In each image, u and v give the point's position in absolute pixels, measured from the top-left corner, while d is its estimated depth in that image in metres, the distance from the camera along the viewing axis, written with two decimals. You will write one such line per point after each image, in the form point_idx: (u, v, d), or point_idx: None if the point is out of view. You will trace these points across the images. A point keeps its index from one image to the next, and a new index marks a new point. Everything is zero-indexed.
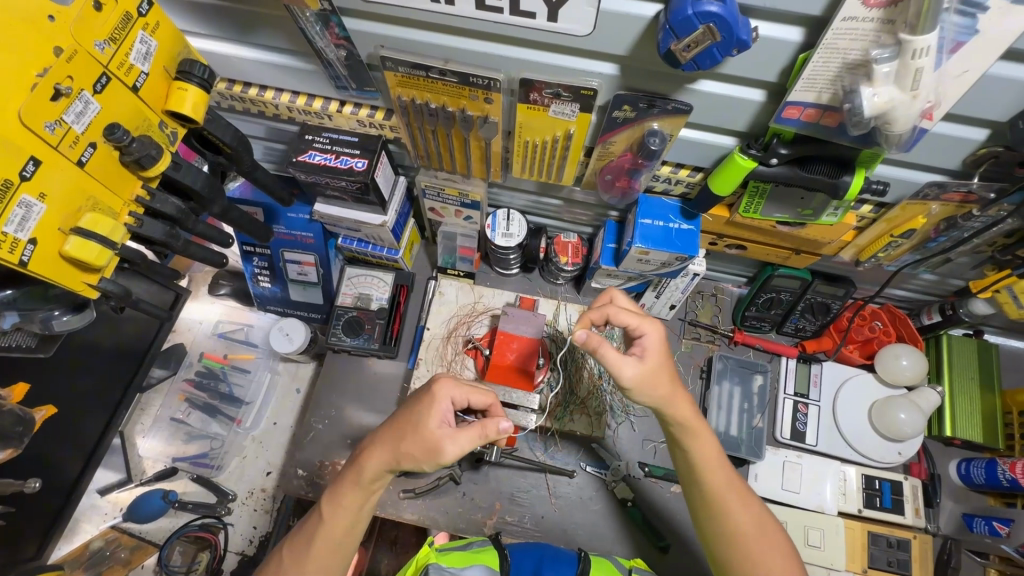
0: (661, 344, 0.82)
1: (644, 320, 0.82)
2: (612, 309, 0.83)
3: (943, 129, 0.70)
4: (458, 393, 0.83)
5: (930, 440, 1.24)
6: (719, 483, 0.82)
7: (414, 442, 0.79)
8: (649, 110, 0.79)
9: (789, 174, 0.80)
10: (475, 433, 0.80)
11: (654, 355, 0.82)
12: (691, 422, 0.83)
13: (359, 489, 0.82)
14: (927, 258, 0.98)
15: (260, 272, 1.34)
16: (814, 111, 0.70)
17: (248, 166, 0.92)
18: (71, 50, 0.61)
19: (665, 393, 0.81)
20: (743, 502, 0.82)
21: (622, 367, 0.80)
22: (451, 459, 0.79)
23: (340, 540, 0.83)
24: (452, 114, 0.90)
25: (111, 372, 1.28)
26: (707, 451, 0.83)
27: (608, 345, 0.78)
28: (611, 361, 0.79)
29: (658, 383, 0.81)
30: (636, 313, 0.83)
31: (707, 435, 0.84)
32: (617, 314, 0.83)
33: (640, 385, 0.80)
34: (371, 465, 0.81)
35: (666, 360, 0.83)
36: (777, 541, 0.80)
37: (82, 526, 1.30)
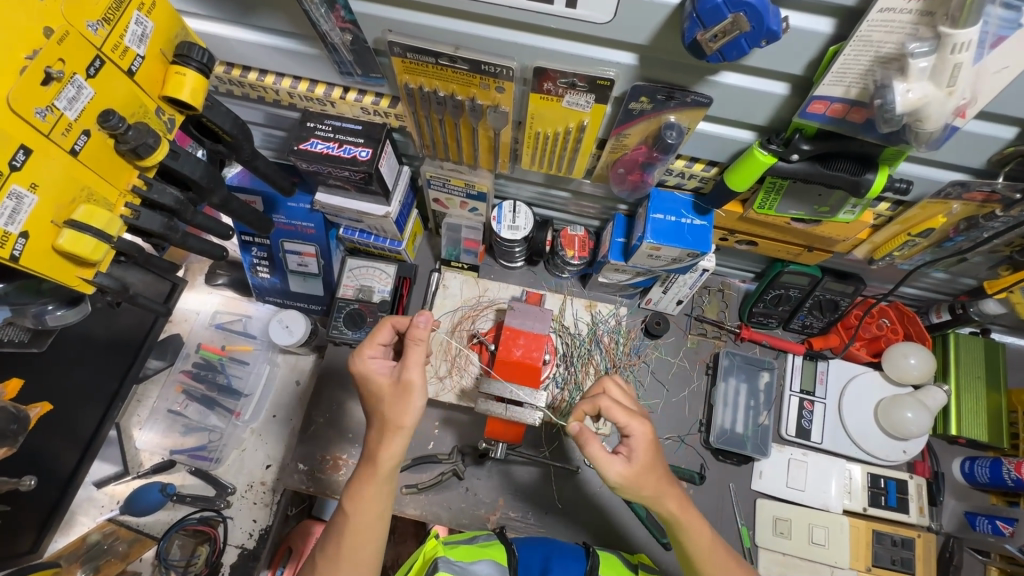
0: (647, 443, 0.81)
1: (632, 419, 0.81)
2: (604, 400, 0.82)
3: (973, 127, 0.68)
4: (365, 346, 0.88)
5: (934, 438, 1.24)
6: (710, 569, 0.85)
7: (395, 405, 0.83)
8: (667, 102, 0.77)
9: (810, 171, 0.77)
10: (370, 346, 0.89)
11: (643, 454, 0.81)
12: (684, 517, 0.85)
13: (380, 477, 0.84)
14: (942, 257, 0.97)
15: (258, 263, 1.31)
16: (841, 106, 0.67)
17: (248, 155, 0.89)
18: (61, 31, 0.58)
19: (655, 490, 0.82)
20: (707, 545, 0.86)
21: (611, 466, 0.80)
22: (418, 377, 0.84)
23: (373, 523, 0.84)
24: (460, 103, 0.87)
25: (107, 365, 1.26)
26: (702, 541, 0.86)
27: (594, 437, 0.80)
28: (600, 458, 0.80)
29: (645, 484, 0.81)
30: (626, 412, 0.81)
31: (699, 525, 0.86)
32: (610, 408, 0.81)
33: (631, 483, 0.81)
34: (388, 456, 0.83)
35: (655, 457, 0.82)
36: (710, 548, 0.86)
37: (79, 519, 1.29)
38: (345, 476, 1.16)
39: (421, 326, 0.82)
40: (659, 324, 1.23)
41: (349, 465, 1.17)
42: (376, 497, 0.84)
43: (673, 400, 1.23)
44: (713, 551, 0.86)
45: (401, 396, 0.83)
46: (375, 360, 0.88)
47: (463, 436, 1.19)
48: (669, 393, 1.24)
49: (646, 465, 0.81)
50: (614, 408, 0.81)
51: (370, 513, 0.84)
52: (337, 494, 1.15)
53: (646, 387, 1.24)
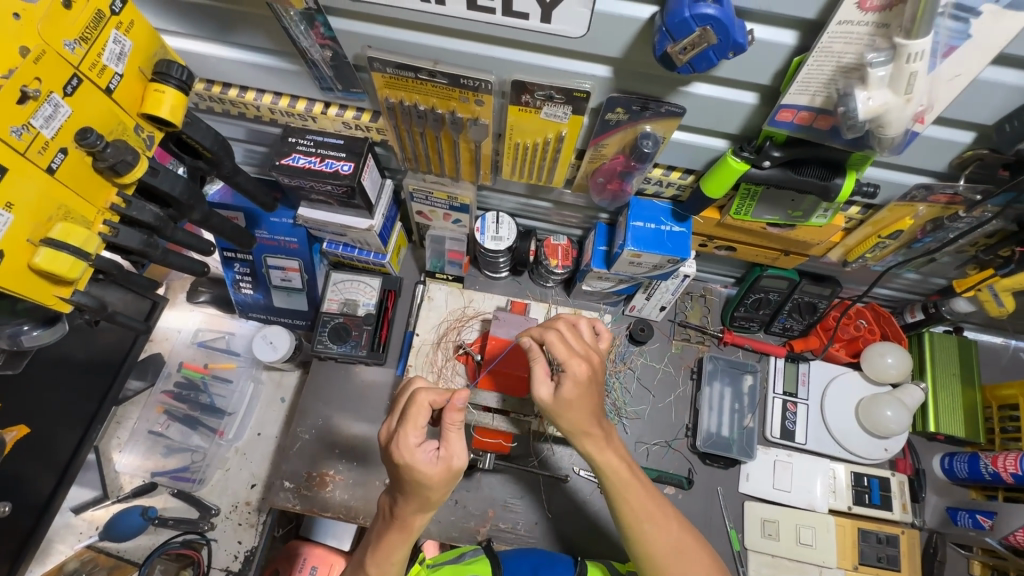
0: (585, 379, 0.81)
1: (571, 356, 0.82)
2: (553, 334, 0.85)
3: (933, 132, 0.71)
4: (409, 434, 0.75)
5: (914, 436, 1.27)
6: (628, 501, 0.85)
7: (439, 489, 0.76)
8: (643, 113, 0.79)
9: (782, 176, 0.80)
10: (411, 430, 0.76)
11: (574, 391, 0.81)
12: (602, 452, 0.85)
13: (406, 535, 0.80)
14: (913, 258, 1.00)
15: (241, 279, 1.30)
16: (808, 114, 0.70)
17: (229, 170, 0.89)
18: (37, 50, 0.57)
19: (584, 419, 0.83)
20: (625, 482, 0.85)
21: (543, 385, 0.84)
22: (435, 460, 0.75)
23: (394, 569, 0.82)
24: (441, 116, 0.88)
25: (86, 387, 1.24)
26: (619, 478, 0.85)
27: (540, 360, 0.85)
28: (537, 375, 0.85)
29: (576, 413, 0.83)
30: (567, 349, 0.83)
31: (614, 460, 0.86)
32: (556, 341, 0.84)
33: (565, 403, 0.82)
34: (420, 520, 0.80)
35: (587, 393, 0.82)
36: (657, 512, 0.85)
37: (55, 548, 1.25)
38: (332, 492, 1.15)
39: (457, 408, 0.76)
40: (644, 331, 1.25)
41: (336, 481, 1.16)
42: (403, 554, 0.82)
43: (660, 406, 1.24)
44: (631, 486, 0.85)
45: (441, 481, 0.75)
46: (416, 445, 0.75)
47: None
48: (655, 399, 1.25)
49: (577, 398, 0.82)
50: (558, 343, 0.84)
51: (388, 563, 0.81)
52: (324, 511, 1.13)
53: (633, 393, 1.25)
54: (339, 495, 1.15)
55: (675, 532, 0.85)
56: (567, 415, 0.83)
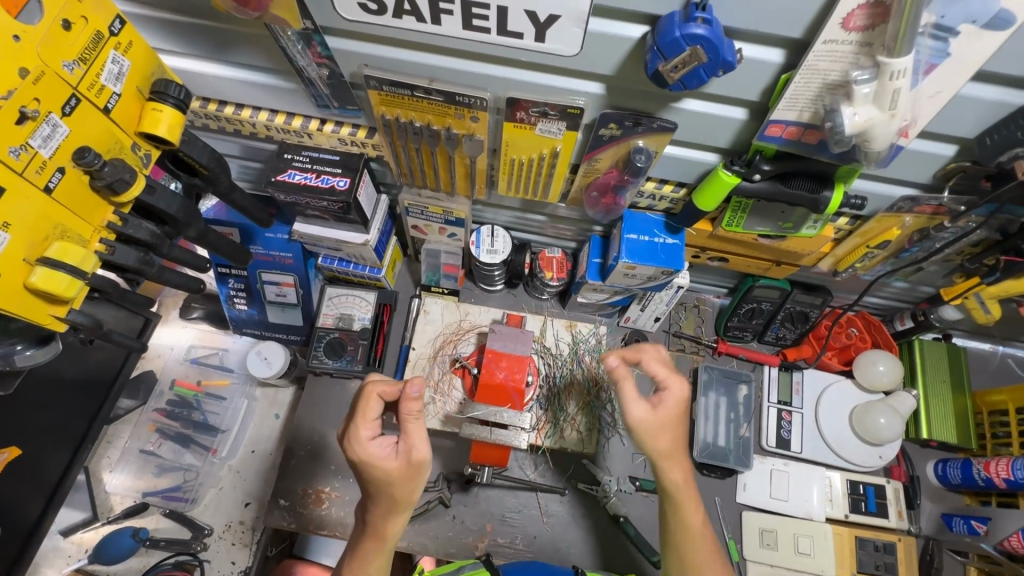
0: (680, 402, 0.87)
1: (670, 376, 0.87)
2: (649, 353, 0.90)
3: (917, 145, 0.73)
4: (360, 430, 0.77)
5: (907, 442, 1.28)
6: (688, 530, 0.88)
7: (403, 487, 0.78)
8: (635, 128, 0.81)
9: (772, 189, 0.81)
10: (365, 426, 0.77)
11: (672, 408, 0.87)
12: (684, 487, 0.88)
13: (383, 547, 0.81)
14: (901, 267, 1.02)
15: (235, 295, 1.29)
16: (796, 129, 0.71)
17: (225, 187, 0.89)
18: (37, 71, 0.58)
19: (670, 444, 0.86)
20: (688, 502, 0.88)
21: (674, 388, 0.87)
22: (392, 453, 0.77)
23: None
24: (436, 133, 0.90)
25: (77, 406, 1.22)
26: (691, 523, 0.88)
27: (628, 376, 0.85)
28: (653, 371, 0.88)
29: (660, 435, 0.86)
30: (664, 368, 0.88)
31: (692, 506, 0.89)
32: (650, 359, 0.89)
33: (650, 427, 0.86)
34: (393, 526, 0.81)
35: (680, 415, 0.88)
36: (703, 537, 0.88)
37: (42, 572, 1.22)
38: (328, 509, 1.14)
39: (412, 397, 0.74)
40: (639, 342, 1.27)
41: (332, 498, 1.15)
42: (382, 562, 0.82)
43: None
44: (704, 534, 0.88)
45: (408, 476, 0.77)
46: (373, 441, 0.77)
47: (449, 462, 1.18)
48: None
49: (670, 418, 0.87)
50: (652, 361, 0.88)
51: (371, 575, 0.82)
52: (320, 529, 1.12)
53: None
54: (336, 512, 1.13)
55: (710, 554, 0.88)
56: (659, 439, 0.86)
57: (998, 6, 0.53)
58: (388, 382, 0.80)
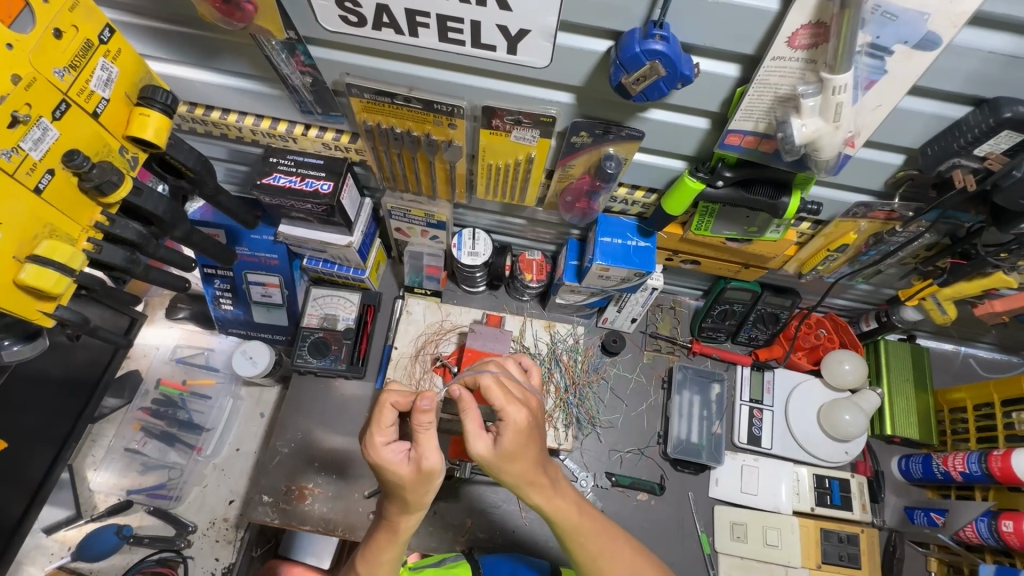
0: (521, 431, 0.73)
1: (509, 403, 0.74)
2: (488, 379, 0.75)
3: (867, 155, 0.78)
4: (376, 436, 0.76)
5: (873, 439, 1.33)
6: (585, 542, 0.83)
7: (414, 490, 0.76)
8: (605, 136, 0.85)
9: (734, 196, 0.86)
10: (379, 434, 0.76)
11: (512, 440, 0.73)
12: (552, 497, 0.80)
13: (396, 542, 0.82)
14: (862, 270, 1.07)
15: (221, 295, 1.31)
16: (753, 138, 0.76)
17: (211, 189, 0.92)
18: (29, 78, 0.61)
19: (520, 475, 0.76)
20: (577, 524, 0.82)
21: (516, 410, 0.74)
22: (402, 457, 0.76)
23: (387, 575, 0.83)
24: (416, 138, 0.93)
25: (60, 405, 1.23)
26: (571, 518, 0.82)
27: (472, 407, 0.73)
28: (501, 400, 0.74)
29: (522, 461, 0.75)
30: (505, 393, 0.75)
31: (565, 505, 0.81)
32: (490, 387, 0.74)
33: (496, 464, 0.74)
34: (405, 525, 0.81)
35: (528, 442, 0.75)
36: (607, 543, 0.84)
37: (25, 570, 1.23)
38: (311, 505, 1.16)
39: (423, 409, 0.73)
40: (616, 342, 1.30)
41: (315, 494, 1.17)
42: (394, 555, 0.83)
43: (632, 414, 1.29)
44: (584, 522, 0.83)
45: (419, 483, 0.75)
46: (385, 444, 0.77)
47: None
48: (628, 407, 1.29)
49: (520, 450, 0.74)
50: (494, 387, 0.75)
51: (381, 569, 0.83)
52: (303, 525, 1.14)
53: (606, 403, 1.30)
54: (318, 508, 1.16)
55: (627, 557, 0.85)
56: (509, 469, 0.75)
57: (926, 28, 0.58)
58: (400, 390, 0.79)
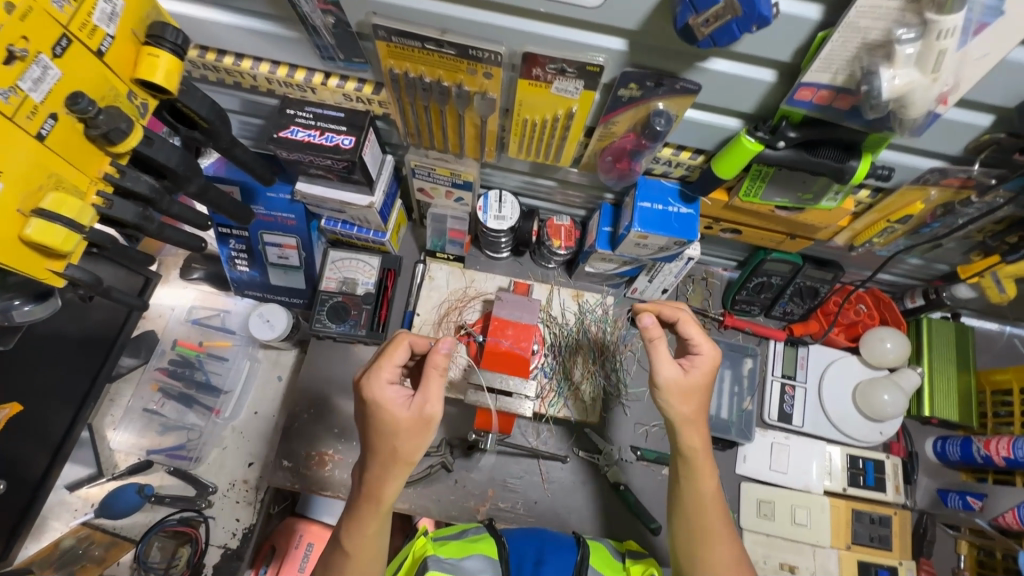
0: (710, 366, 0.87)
1: (705, 340, 0.88)
2: (685, 313, 0.89)
3: (954, 115, 0.70)
4: (382, 371, 0.79)
5: (908, 419, 1.29)
6: (708, 520, 0.84)
7: (408, 439, 0.78)
8: (656, 89, 0.77)
9: (795, 158, 0.78)
10: (384, 376, 0.79)
11: (700, 372, 0.86)
12: (699, 461, 0.86)
13: (381, 512, 0.80)
14: (919, 244, 1.00)
15: (236, 255, 1.27)
16: (828, 93, 0.68)
17: (226, 142, 0.85)
18: (24, 7, 0.54)
19: (691, 412, 0.86)
20: (710, 495, 0.86)
21: (666, 365, 0.85)
22: (399, 395, 0.79)
23: (374, 553, 0.82)
24: (447, 89, 0.86)
25: (76, 365, 1.20)
26: (707, 491, 0.86)
27: (662, 343, 0.84)
28: (660, 354, 0.85)
29: (686, 400, 0.85)
30: (700, 334, 0.88)
31: (710, 478, 0.86)
32: (685, 322, 0.89)
33: (682, 389, 0.85)
34: (389, 489, 0.80)
35: (704, 384, 0.86)
36: (724, 526, 0.84)
37: (51, 524, 1.23)
38: (331, 471, 1.15)
39: (442, 352, 0.78)
40: None
41: (335, 460, 1.16)
42: (377, 528, 0.81)
43: None
44: (714, 502, 0.85)
45: (420, 430, 0.78)
46: (385, 385, 0.79)
47: (452, 428, 1.18)
48: None
49: (698, 384, 0.86)
50: (689, 324, 0.89)
51: (369, 544, 0.81)
52: (323, 490, 1.13)
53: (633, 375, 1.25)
54: (339, 474, 1.14)
55: (731, 548, 0.83)
56: (684, 404, 0.85)
57: None
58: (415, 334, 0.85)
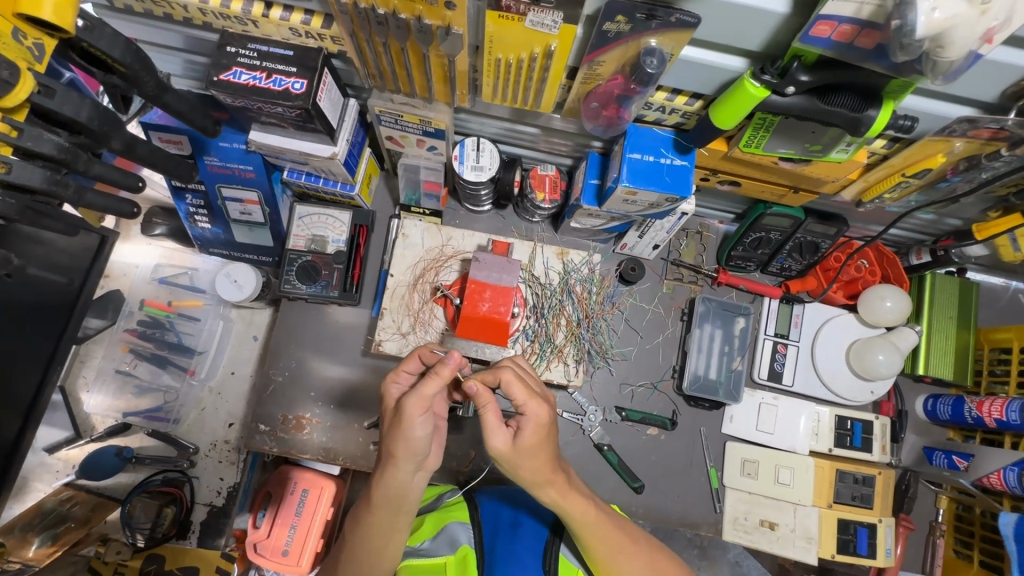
0: (542, 425, 0.70)
1: (531, 399, 0.70)
2: (507, 373, 0.71)
3: (997, 55, 0.60)
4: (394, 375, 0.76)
5: (901, 377, 1.25)
6: (599, 544, 0.75)
7: (393, 437, 0.69)
8: (647, 23, 0.65)
9: (806, 106, 0.68)
10: (417, 405, 0.67)
11: (532, 436, 0.70)
12: (563, 502, 0.74)
13: (380, 510, 0.71)
14: (935, 200, 0.91)
15: (196, 212, 1.17)
16: (849, 28, 0.57)
17: (153, 89, 0.74)
18: None
19: (535, 473, 0.71)
20: (592, 523, 0.75)
21: (497, 435, 0.69)
22: (422, 417, 0.68)
23: (378, 552, 0.74)
24: (405, 23, 0.73)
25: (37, 328, 1.14)
26: (584, 518, 0.75)
27: (490, 400, 0.69)
28: (487, 425, 0.69)
29: (526, 464, 0.70)
30: (497, 419, 0.69)
31: (580, 503, 0.75)
32: (510, 382, 0.70)
33: (509, 461, 0.70)
34: (384, 491, 0.70)
35: (546, 442, 0.71)
36: (623, 539, 0.77)
37: (34, 485, 1.23)
38: (309, 435, 1.13)
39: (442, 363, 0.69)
40: (634, 271, 1.17)
41: (313, 424, 1.13)
42: (379, 529, 0.73)
43: (647, 347, 1.20)
44: (601, 525, 0.75)
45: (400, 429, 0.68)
46: (398, 384, 0.76)
47: None
48: (643, 340, 1.21)
49: (535, 448, 0.70)
50: (489, 414, 0.69)
51: (371, 542, 0.74)
52: (302, 453, 1.12)
53: (619, 335, 1.20)
54: (318, 438, 1.12)
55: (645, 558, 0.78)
56: (523, 469, 0.71)
57: None
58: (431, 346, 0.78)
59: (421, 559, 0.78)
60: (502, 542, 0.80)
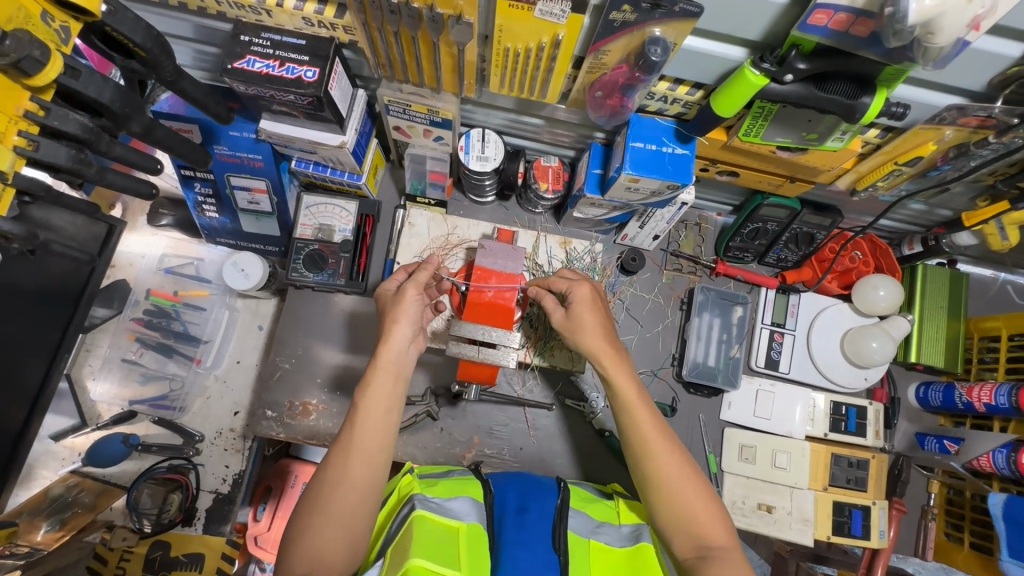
0: (588, 301, 0.90)
1: (574, 283, 0.92)
2: (554, 279, 0.95)
3: (983, 44, 0.63)
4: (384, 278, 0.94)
5: (894, 366, 1.29)
6: (659, 456, 0.81)
7: (392, 305, 0.87)
8: (652, 12, 0.68)
9: (803, 93, 0.71)
10: (415, 288, 0.87)
11: (585, 309, 0.89)
12: (625, 395, 0.85)
13: (387, 372, 0.82)
14: (926, 188, 0.95)
15: (204, 201, 1.18)
16: (846, 17, 0.60)
17: (171, 74, 0.76)
18: None
19: (595, 349, 0.87)
20: (651, 431, 0.83)
21: (555, 312, 0.91)
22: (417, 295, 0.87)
23: (382, 422, 0.79)
24: (417, 12, 0.76)
25: (46, 314, 1.15)
26: (646, 426, 0.83)
27: (547, 296, 0.94)
28: (547, 306, 0.92)
29: (587, 340, 0.88)
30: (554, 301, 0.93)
31: (642, 409, 0.84)
32: (554, 279, 0.94)
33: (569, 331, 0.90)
34: (392, 349, 0.83)
35: (599, 315, 0.90)
36: (687, 476, 0.80)
37: (39, 473, 1.24)
38: (316, 421, 1.14)
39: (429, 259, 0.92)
40: (635, 261, 1.20)
41: (319, 410, 1.15)
42: (388, 389, 0.82)
43: (647, 335, 1.23)
44: (656, 432, 0.83)
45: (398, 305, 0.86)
46: (392, 282, 0.93)
47: (437, 376, 1.16)
48: (643, 328, 1.23)
49: (587, 320, 0.89)
50: (547, 298, 0.93)
51: (377, 410, 0.80)
52: (308, 438, 1.13)
53: (621, 323, 1.23)
54: (324, 424, 1.14)
55: (701, 486, 0.80)
56: (584, 342, 0.88)
57: None
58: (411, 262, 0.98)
59: (431, 513, 0.76)
60: (510, 526, 0.81)
